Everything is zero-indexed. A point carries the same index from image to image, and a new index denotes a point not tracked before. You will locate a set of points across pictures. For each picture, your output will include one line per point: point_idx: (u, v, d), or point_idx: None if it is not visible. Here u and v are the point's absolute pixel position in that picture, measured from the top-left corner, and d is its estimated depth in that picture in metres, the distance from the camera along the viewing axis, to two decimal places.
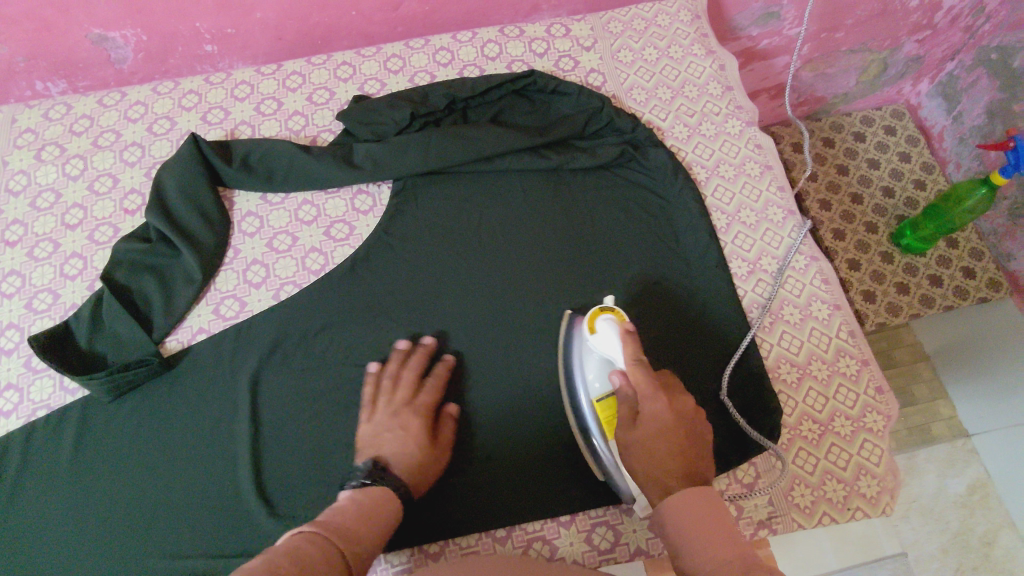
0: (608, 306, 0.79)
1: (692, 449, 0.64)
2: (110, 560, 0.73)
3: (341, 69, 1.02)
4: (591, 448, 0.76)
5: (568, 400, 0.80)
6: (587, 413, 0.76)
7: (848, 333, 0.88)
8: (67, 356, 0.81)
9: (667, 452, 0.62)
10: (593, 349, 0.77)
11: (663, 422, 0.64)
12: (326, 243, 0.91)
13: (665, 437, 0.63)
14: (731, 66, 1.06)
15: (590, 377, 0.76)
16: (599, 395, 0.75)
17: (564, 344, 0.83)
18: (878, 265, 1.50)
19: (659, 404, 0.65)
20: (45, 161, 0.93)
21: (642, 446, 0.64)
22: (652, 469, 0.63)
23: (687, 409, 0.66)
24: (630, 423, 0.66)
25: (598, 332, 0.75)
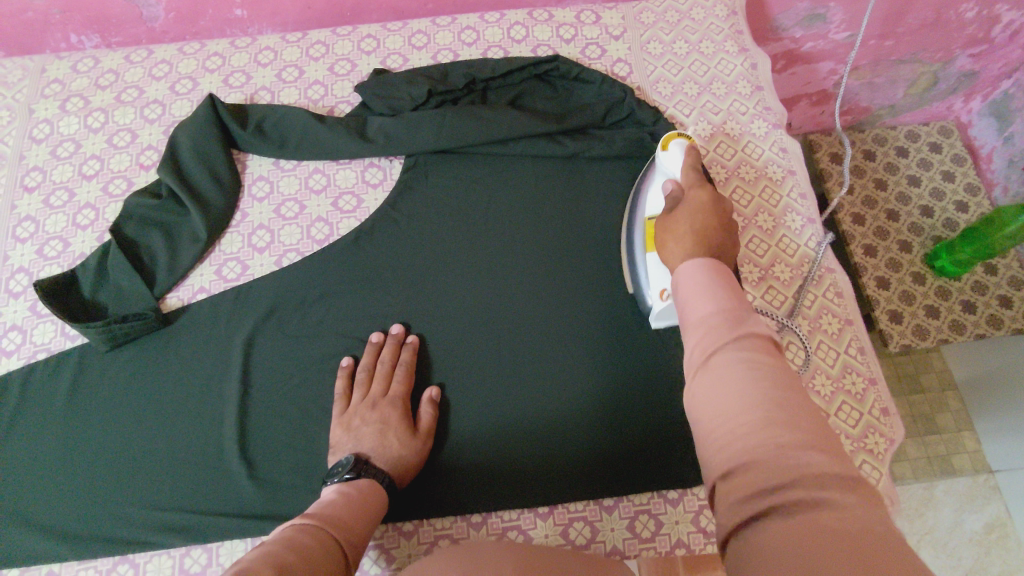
0: (686, 133, 0.76)
1: (724, 233, 0.60)
2: (91, 506, 0.75)
3: (365, 42, 1.02)
4: (631, 259, 0.81)
5: (626, 240, 0.83)
6: (637, 231, 0.79)
7: (857, 350, 0.84)
8: (71, 303, 0.82)
9: (694, 226, 0.59)
10: (660, 166, 0.76)
11: (702, 203, 0.62)
12: (333, 214, 0.91)
13: (700, 222, 0.60)
14: (763, 65, 1.02)
15: (652, 194, 0.77)
16: (653, 212, 0.76)
17: (637, 187, 0.84)
18: (909, 284, 1.41)
19: (703, 193, 0.64)
20: (69, 112, 0.95)
21: (674, 221, 0.61)
22: (699, 305, 0.48)
23: (733, 216, 0.62)
24: (671, 208, 0.64)
25: (668, 152, 0.74)
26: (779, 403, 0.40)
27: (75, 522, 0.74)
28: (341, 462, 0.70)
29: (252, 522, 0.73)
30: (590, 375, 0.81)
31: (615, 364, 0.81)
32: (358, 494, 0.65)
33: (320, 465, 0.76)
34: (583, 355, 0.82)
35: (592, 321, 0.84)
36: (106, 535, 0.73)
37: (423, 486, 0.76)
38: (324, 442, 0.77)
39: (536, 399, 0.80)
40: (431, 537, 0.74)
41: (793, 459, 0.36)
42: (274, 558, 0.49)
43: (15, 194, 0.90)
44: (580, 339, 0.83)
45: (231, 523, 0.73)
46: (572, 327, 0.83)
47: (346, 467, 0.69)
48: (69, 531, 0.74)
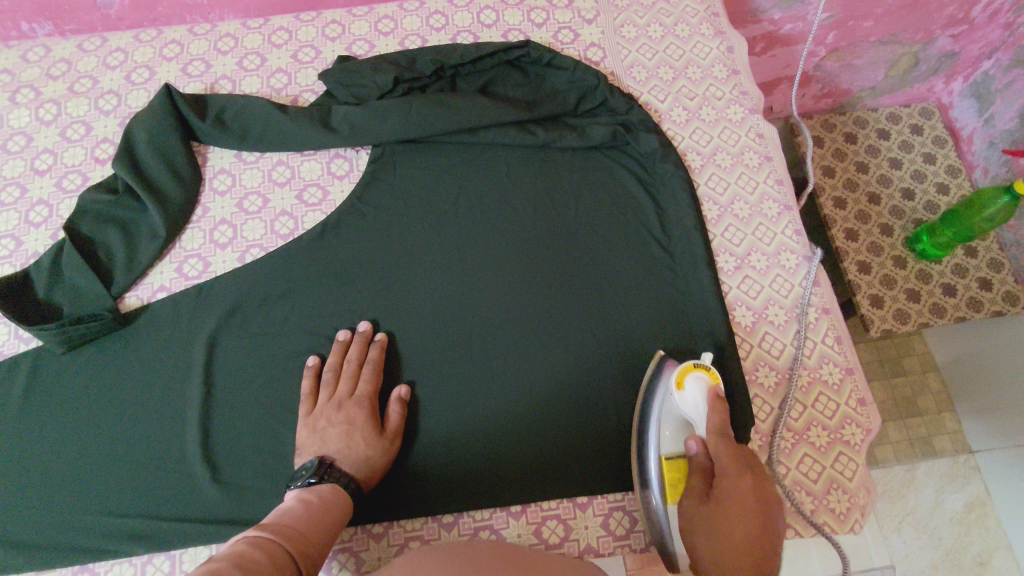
0: (704, 362, 0.70)
1: (765, 522, 0.56)
2: (48, 515, 0.72)
3: (329, 28, 0.98)
4: (644, 477, 0.70)
5: (637, 451, 0.72)
6: (653, 470, 0.68)
7: (833, 339, 0.83)
8: (24, 305, 0.79)
9: (739, 540, 0.55)
10: (677, 406, 0.69)
11: (742, 508, 0.56)
12: (298, 207, 0.88)
13: (743, 512, 0.56)
14: (740, 49, 1.00)
15: (671, 437, 0.68)
16: (674, 460, 0.66)
17: (643, 403, 0.73)
18: (890, 268, 1.40)
19: (738, 483, 0.58)
20: (19, 104, 0.91)
21: (710, 524, 0.58)
22: (708, 537, 0.58)
23: (773, 494, 0.58)
24: (704, 493, 0.61)
25: (685, 392, 0.68)
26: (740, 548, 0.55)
27: (32, 532, 0.72)
28: (306, 465, 0.69)
29: (216, 527, 0.71)
30: (563, 370, 0.79)
31: (589, 359, 0.79)
32: (320, 504, 0.64)
33: (286, 467, 0.74)
34: (556, 351, 0.80)
35: (565, 315, 0.82)
36: (64, 545, 0.71)
37: (392, 486, 0.75)
38: (290, 444, 0.75)
39: (508, 396, 0.78)
40: (401, 539, 0.73)
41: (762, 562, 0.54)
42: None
43: None
44: (554, 335, 0.81)
45: (194, 529, 0.71)
46: (544, 321, 0.81)
47: (310, 471, 0.68)
48: (26, 541, 0.71)
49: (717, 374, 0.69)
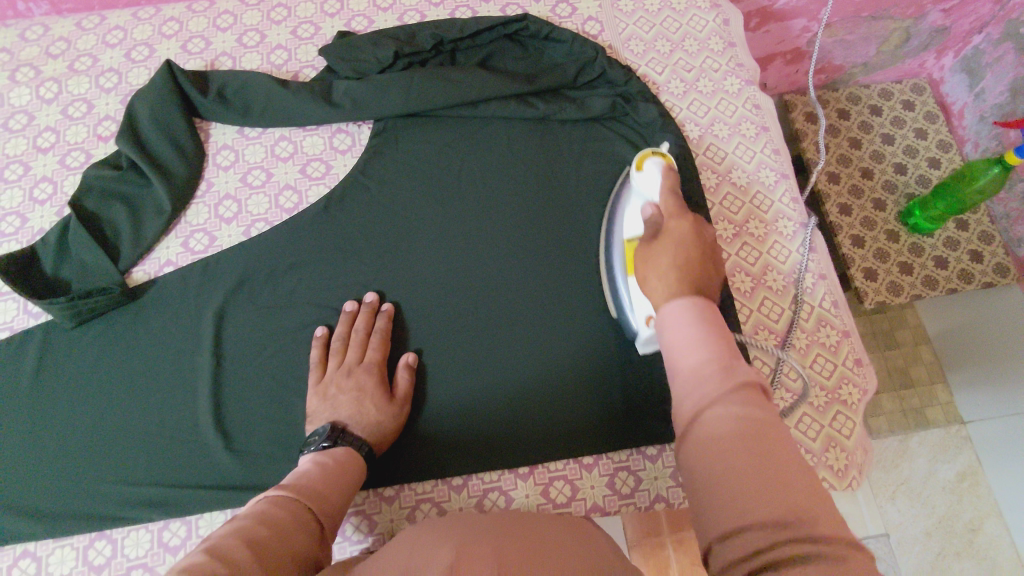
0: (661, 152, 0.73)
1: (708, 267, 0.57)
2: (63, 485, 0.73)
3: (328, 4, 0.99)
4: (613, 285, 0.76)
5: (606, 243, 0.79)
6: (617, 251, 0.75)
7: (830, 303, 0.85)
8: (31, 280, 0.80)
9: (675, 260, 0.55)
10: (636, 189, 0.72)
11: (685, 235, 0.58)
12: (302, 181, 0.89)
13: (681, 250, 0.57)
14: (735, 21, 1.01)
15: (629, 217, 0.73)
16: (632, 236, 0.71)
17: (614, 198, 0.81)
18: (882, 241, 1.42)
19: (684, 222, 0.59)
20: (19, 83, 0.91)
21: (655, 255, 0.57)
22: (657, 271, 0.55)
23: (713, 236, 0.60)
24: (652, 239, 0.60)
25: (642, 172, 0.70)
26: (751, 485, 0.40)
27: (47, 501, 0.73)
28: (318, 431, 0.70)
29: (230, 493, 0.72)
30: (567, 336, 0.80)
31: (592, 324, 0.81)
32: (336, 465, 0.65)
33: (297, 434, 0.76)
34: (560, 317, 0.81)
35: (568, 282, 0.83)
36: (80, 513, 0.72)
37: (402, 451, 0.76)
38: (300, 412, 0.77)
39: (514, 362, 0.79)
40: (413, 501, 0.75)
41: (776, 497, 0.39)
42: (246, 535, 0.50)
43: None
44: (557, 301, 0.82)
45: (208, 495, 0.72)
46: (547, 288, 0.83)
47: (322, 435, 0.69)
48: (42, 510, 0.72)
49: (672, 157, 0.73)
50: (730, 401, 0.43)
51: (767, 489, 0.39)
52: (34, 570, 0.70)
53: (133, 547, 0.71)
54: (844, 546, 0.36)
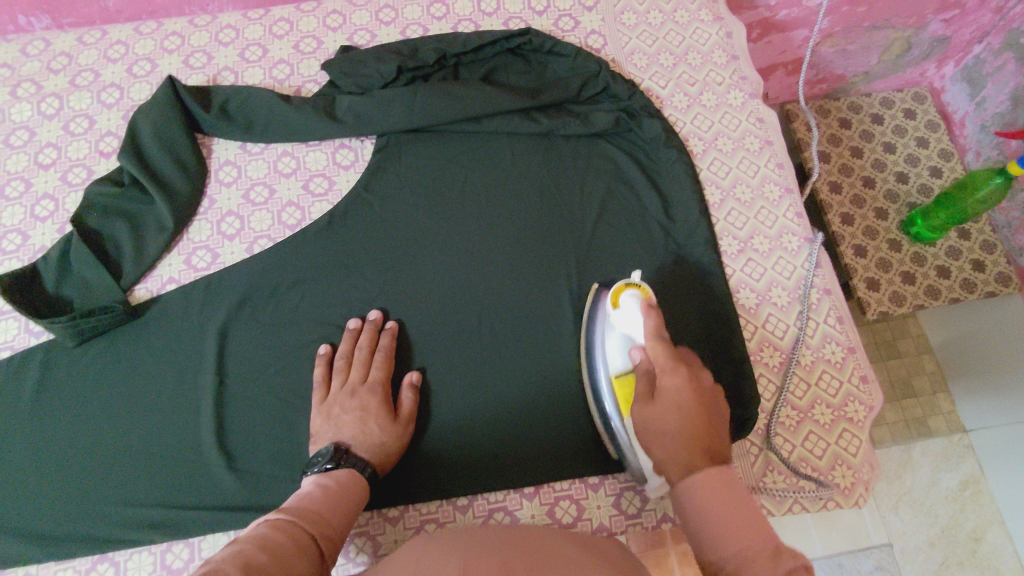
0: (635, 282, 0.73)
1: (711, 421, 0.60)
2: (65, 507, 0.73)
3: (330, 18, 0.98)
4: (608, 428, 0.72)
5: (588, 378, 0.76)
6: (605, 390, 0.72)
7: (835, 319, 0.84)
8: (33, 299, 0.79)
9: (680, 429, 0.59)
10: (614, 326, 0.72)
11: (680, 399, 0.60)
12: (305, 197, 0.88)
13: (685, 404, 0.60)
14: (739, 34, 1.01)
15: (610, 353, 0.71)
16: (617, 372, 0.70)
17: (591, 314, 0.78)
18: (885, 251, 1.42)
19: (677, 377, 0.62)
20: (20, 99, 0.91)
21: (656, 425, 0.60)
22: (664, 442, 0.60)
23: (708, 383, 0.63)
24: (648, 397, 0.62)
25: (620, 308, 0.71)
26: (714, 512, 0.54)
27: (49, 524, 0.72)
28: (321, 451, 0.69)
29: (234, 514, 0.72)
30: (571, 353, 0.80)
31: None
32: (336, 488, 0.64)
33: (300, 454, 0.75)
34: (565, 334, 0.81)
35: (572, 299, 0.83)
36: (82, 536, 0.71)
37: (407, 471, 0.76)
38: (304, 432, 0.76)
39: (518, 380, 0.79)
40: (418, 522, 0.74)
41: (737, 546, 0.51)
42: (245, 559, 0.49)
43: None
44: (563, 319, 0.82)
45: (212, 517, 0.72)
46: (553, 305, 0.82)
47: (325, 457, 0.68)
48: (43, 533, 0.72)
49: (648, 288, 0.72)
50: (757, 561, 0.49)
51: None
52: None
53: (136, 570, 0.70)
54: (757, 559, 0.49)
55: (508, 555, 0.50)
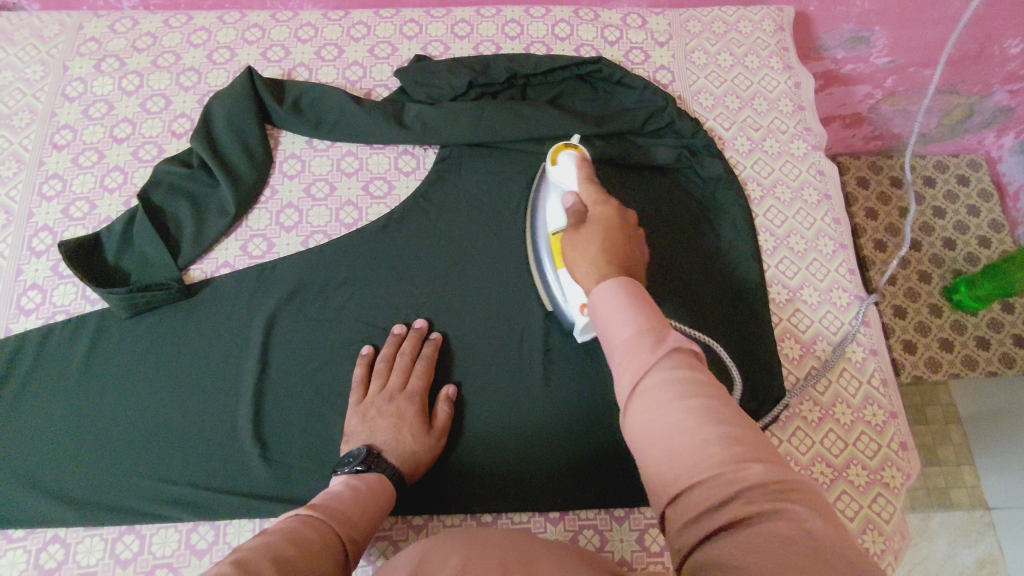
0: (572, 144, 0.77)
1: (630, 244, 0.62)
2: (98, 475, 0.74)
3: (407, 27, 1.00)
4: (543, 280, 0.80)
5: (530, 234, 0.83)
6: (543, 246, 0.78)
7: (879, 381, 0.83)
8: (93, 267, 0.82)
9: (601, 242, 0.60)
10: (554, 183, 0.76)
11: (605, 222, 0.63)
12: (363, 198, 0.90)
13: (606, 231, 0.61)
14: (807, 85, 1.01)
15: (550, 212, 0.76)
16: (555, 228, 0.74)
17: (535, 194, 0.84)
18: (925, 315, 1.40)
19: (607, 211, 0.64)
20: (103, 73, 0.94)
21: (582, 241, 0.61)
22: (581, 249, 0.60)
23: (636, 223, 0.64)
24: (578, 224, 0.64)
25: (557, 165, 0.74)
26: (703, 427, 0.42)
27: (80, 490, 0.73)
28: (353, 452, 0.70)
29: (262, 503, 0.72)
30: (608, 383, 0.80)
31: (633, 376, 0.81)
32: (364, 493, 0.64)
33: (332, 451, 0.76)
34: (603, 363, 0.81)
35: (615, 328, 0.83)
36: (111, 506, 0.72)
37: (436, 482, 0.76)
38: (338, 429, 0.77)
39: (553, 403, 0.79)
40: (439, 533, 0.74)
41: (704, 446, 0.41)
42: (273, 550, 0.48)
43: (44, 150, 0.89)
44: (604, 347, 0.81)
45: (240, 503, 0.72)
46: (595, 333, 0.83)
47: (357, 458, 0.69)
48: (74, 498, 0.73)
49: (584, 148, 0.77)
50: (669, 370, 0.45)
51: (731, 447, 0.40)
52: (62, 556, 0.70)
53: (160, 546, 0.70)
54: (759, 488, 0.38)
55: (525, 551, 0.48)
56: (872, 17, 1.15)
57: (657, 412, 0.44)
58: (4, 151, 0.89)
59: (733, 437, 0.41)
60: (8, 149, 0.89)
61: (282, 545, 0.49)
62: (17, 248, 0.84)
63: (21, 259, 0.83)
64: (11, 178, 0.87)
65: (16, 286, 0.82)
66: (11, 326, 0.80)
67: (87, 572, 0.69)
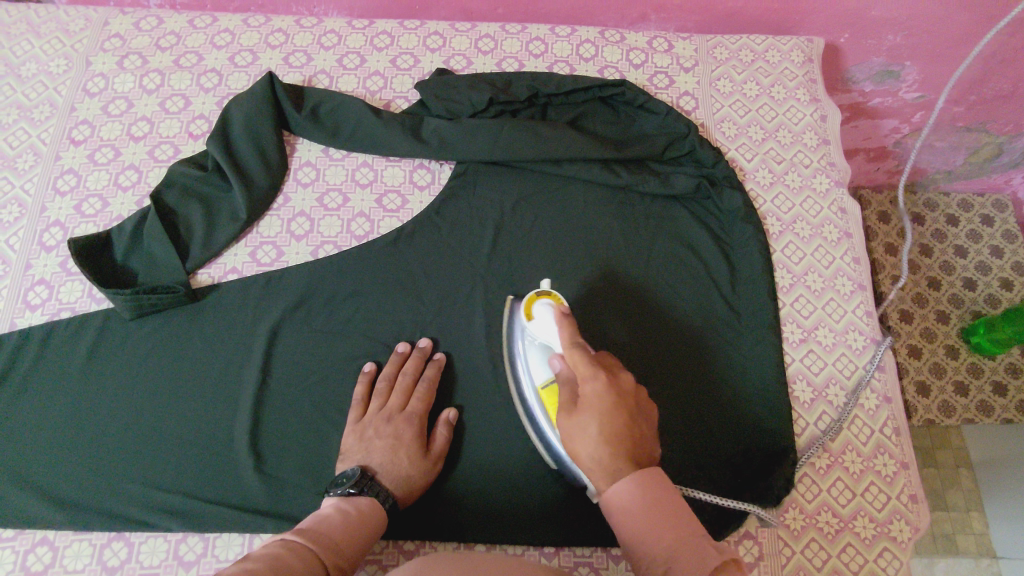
0: (545, 290, 0.74)
1: (637, 430, 0.56)
2: (91, 477, 0.73)
3: (431, 39, 0.99)
4: (540, 436, 0.74)
5: (513, 389, 0.77)
6: (531, 399, 0.73)
7: (892, 430, 0.80)
8: (101, 266, 0.81)
9: (603, 430, 0.54)
10: (532, 337, 0.73)
11: (603, 403, 0.56)
12: (376, 211, 0.89)
13: (605, 419, 0.55)
14: (833, 119, 0.99)
15: (534, 367, 0.73)
16: (543, 382, 0.71)
17: (507, 339, 0.79)
18: (941, 356, 1.37)
19: (597, 384, 0.57)
20: (125, 70, 0.94)
21: (579, 429, 0.55)
22: (587, 443, 0.55)
23: (631, 392, 0.58)
24: (570, 407, 0.58)
25: (535, 319, 0.72)
26: None
27: (73, 492, 0.73)
28: (347, 473, 0.69)
29: (253, 517, 0.71)
30: None
31: None
32: (354, 517, 0.63)
33: (328, 468, 0.75)
34: None
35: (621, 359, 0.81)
36: (102, 511, 0.72)
37: (430, 508, 0.74)
38: (335, 445, 0.76)
39: None
40: None
41: None
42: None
43: (61, 145, 0.89)
44: None
45: (231, 516, 0.71)
46: None
47: (350, 479, 0.68)
48: (66, 500, 0.72)
49: (559, 296, 0.74)
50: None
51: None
52: (48, 560, 0.69)
53: (149, 554, 0.70)
54: None
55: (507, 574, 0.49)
56: (904, 52, 1.12)
57: None
58: (21, 144, 0.89)
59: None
60: (25, 141, 0.89)
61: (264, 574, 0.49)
62: (28, 242, 0.84)
63: (31, 253, 0.83)
64: (26, 171, 0.87)
65: (23, 280, 0.82)
66: (16, 320, 0.80)
67: None
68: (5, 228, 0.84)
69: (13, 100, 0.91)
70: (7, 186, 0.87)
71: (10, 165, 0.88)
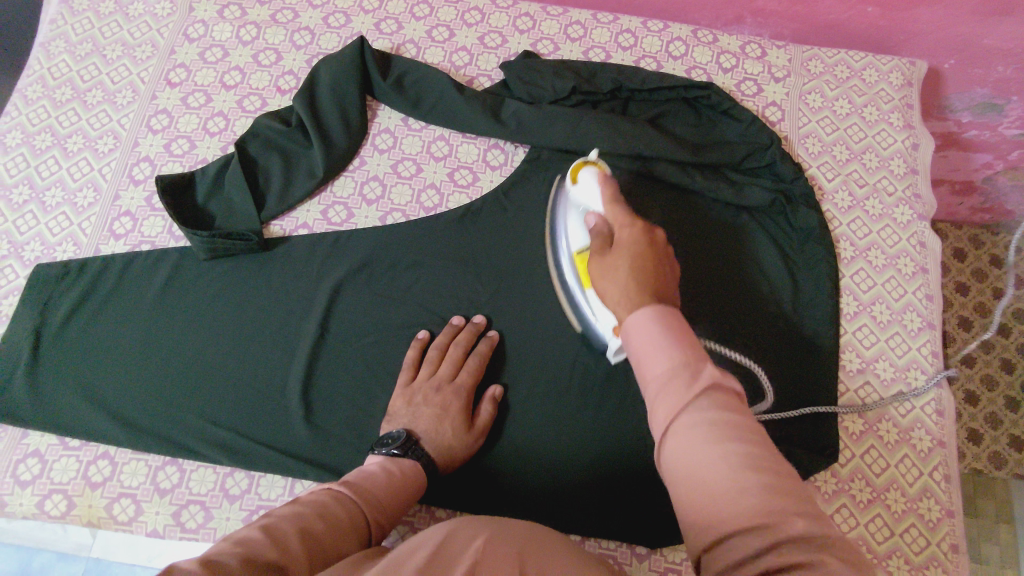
0: (591, 161, 0.76)
1: (663, 269, 0.57)
2: (152, 404, 0.78)
3: (521, 20, 0.99)
4: (574, 304, 0.78)
5: (553, 262, 0.81)
6: (568, 268, 0.76)
7: (942, 476, 0.77)
8: (184, 205, 0.85)
9: (634, 266, 0.55)
10: (573, 202, 0.75)
11: (636, 243, 0.59)
12: (447, 184, 0.90)
13: (635, 254, 0.57)
14: (925, 148, 0.95)
15: (571, 231, 0.75)
16: (580, 247, 0.73)
17: (550, 209, 0.82)
18: (1000, 406, 1.30)
19: (633, 232, 0.60)
20: (224, 19, 0.97)
21: (614, 264, 0.57)
22: (614, 279, 0.56)
23: (667, 240, 0.60)
24: (603, 253, 0.60)
25: (579, 184, 0.73)
26: (743, 456, 0.40)
27: (136, 414, 0.77)
28: (393, 435, 0.70)
29: (297, 463, 0.74)
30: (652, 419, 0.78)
31: None
32: (400, 477, 0.65)
33: (372, 428, 0.77)
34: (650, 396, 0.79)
35: None
36: (159, 436, 0.76)
37: (464, 481, 0.76)
38: (381, 407, 0.78)
39: (592, 426, 0.78)
40: None
41: (751, 488, 0.39)
42: (304, 526, 0.51)
43: (158, 85, 0.93)
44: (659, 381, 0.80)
45: (276, 458, 0.75)
46: None
47: (395, 441, 0.70)
48: (129, 420, 0.77)
49: (603, 165, 0.76)
50: (707, 411, 0.43)
51: (777, 496, 0.39)
52: (107, 473, 0.74)
53: (198, 483, 0.74)
54: (812, 519, 0.39)
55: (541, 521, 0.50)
56: (1012, 86, 1.05)
57: (698, 437, 0.42)
58: (122, 80, 0.93)
59: (769, 480, 0.40)
60: (126, 78, 0.93)
61: (311, 521, 0.52)
62: (118, 173, 0.88)
63: (120, 185, 0.88)
64: (124, 106, 0.92)
65: (111, 209, 0.86)
66: (101, 246, 0.85)
67: (128, 493, 0.73)
68: (99, 157, 0.89)
69: (118, 37, 0.95)
70: (104, 118, 0.91)
71: (110, 99, 0.92)
